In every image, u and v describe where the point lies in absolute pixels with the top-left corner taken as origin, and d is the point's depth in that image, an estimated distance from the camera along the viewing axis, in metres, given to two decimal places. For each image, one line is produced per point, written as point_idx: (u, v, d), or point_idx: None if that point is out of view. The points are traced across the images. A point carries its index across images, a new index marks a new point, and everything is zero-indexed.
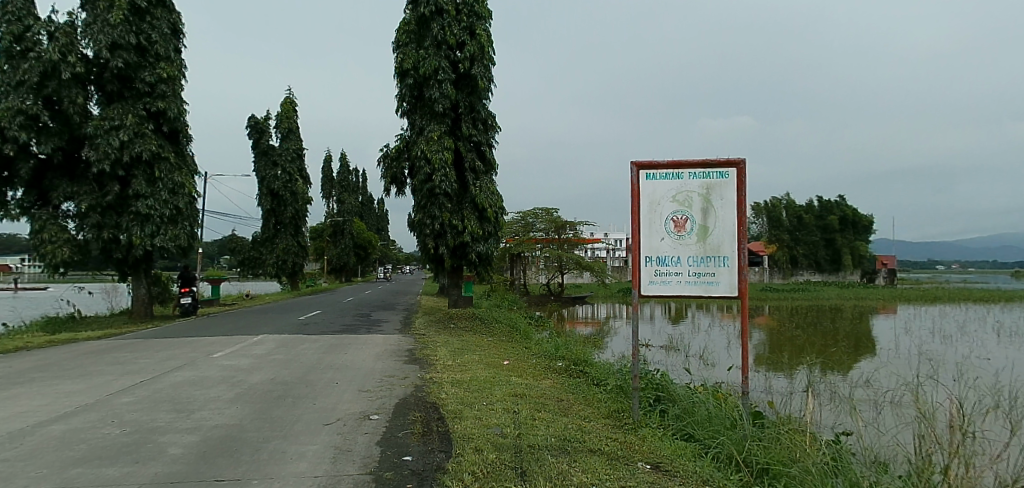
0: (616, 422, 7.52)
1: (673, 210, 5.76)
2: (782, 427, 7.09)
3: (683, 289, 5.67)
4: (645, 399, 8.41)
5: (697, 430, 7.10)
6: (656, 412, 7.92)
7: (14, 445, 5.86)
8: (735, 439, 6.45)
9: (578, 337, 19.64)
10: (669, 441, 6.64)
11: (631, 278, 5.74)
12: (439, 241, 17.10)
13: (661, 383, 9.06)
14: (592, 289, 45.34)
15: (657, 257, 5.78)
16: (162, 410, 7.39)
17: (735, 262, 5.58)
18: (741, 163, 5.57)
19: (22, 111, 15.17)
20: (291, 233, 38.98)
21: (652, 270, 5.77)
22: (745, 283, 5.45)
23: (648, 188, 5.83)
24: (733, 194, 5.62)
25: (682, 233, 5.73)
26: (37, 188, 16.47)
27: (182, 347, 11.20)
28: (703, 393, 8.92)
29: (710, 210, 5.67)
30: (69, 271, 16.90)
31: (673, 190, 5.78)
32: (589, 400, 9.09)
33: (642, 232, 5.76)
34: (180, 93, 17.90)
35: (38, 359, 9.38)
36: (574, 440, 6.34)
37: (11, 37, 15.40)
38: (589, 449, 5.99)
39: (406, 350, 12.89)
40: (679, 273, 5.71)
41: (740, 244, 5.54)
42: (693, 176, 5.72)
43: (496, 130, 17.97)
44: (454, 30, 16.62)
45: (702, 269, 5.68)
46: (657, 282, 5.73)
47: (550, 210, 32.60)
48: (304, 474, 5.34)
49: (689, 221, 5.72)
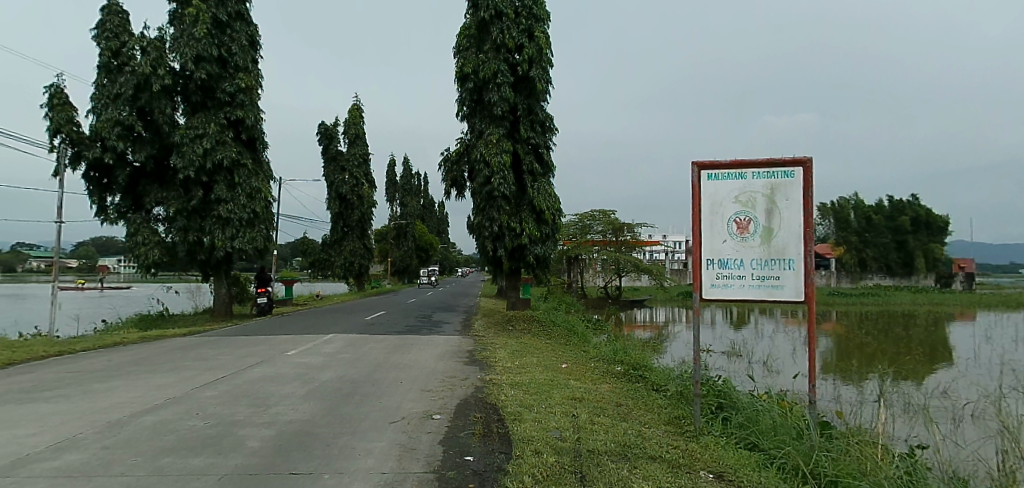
0: (677, 429, 7.33)
1: (736, 211, 5.59)
2: (852, 439, 6.77)
3: (747, 294, 5.50)
4: (707, 406, 8.18)
5: (761, 439, 6.82)
6: (718, 420, 7.70)
7: (112, 434, 6.29)
8: (802, 450, 6.16)
9: (636, 341, 19.24)
10: (732, 450, 6.42)
11: (692, 281, 5.62)
12: (497, 244, 17.24)
13: (723, 390, 8.81)
14: (649, 292, 44.59)
15: (719, 260, 5.62)
16: (241, 404, 7.77)
17: (801, 266, 5.33)
18: (808, 162, 5.35)
19: (119, 122, 16.38)
20: (357, 235, 40.28)
21: (714, 273, 5.63)
22: (812, 288, 5.17)
23: (710, 190, 5.70)
24: (799, 195, 5.38)
25: (745, 235, 5.54)
26: (132, 194, 17.72)
27: (259, 345, 11.75)
28: (769, 401, 8.60)
29: (774, 211, 5.46)
30: (159, 271, 18.02)
31: (736, 191, 5.61)
32: (648, 406, 8.93)
33: (703, 234, 5.64)
34: (258, 101, 18.74)
35: (132, 353, 10.07)
36: (634, 446, 6.24)
37: (109, 53, 16.58)
38: (650, 456, 5.89)
39: (467, 352, 13.02)
40: (743, 276, 5.53)
41: (807, 246, 5.28)
42: (757, 175, 5.53)
43: (554, 132, 17.93)
44: (513, 33, 16.67)
45: (765, 273, 5.47)
46: (719, 286, 5.58)
47: (608, 212, 32.47)
48: (371, 471, 5.48)
49: (753, 223, 5.53)
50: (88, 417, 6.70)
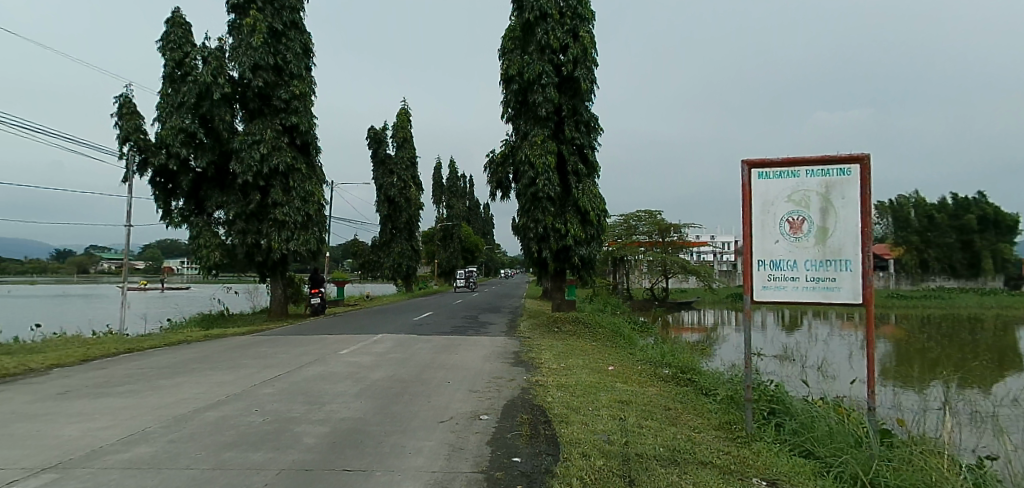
0: (727, 435, 7.12)
1: (789, 211, 5.37)
2: (916, 449, 6.42)
3: (801, 296, 5.23)
4: (758, 412, 7.94)
5: (817, 447, 6.54)
6: (771, 425, 7.44)
7: (177, 428, 6.57)
8: (861, 458, 5.86)
9: (684, 344, 18.84)
10: (787, 458, 6.17)
11: (742, 283, 5.44)
12: (542, 245, 17.19)
13: (775, 395, 8.54)
14: (697, 294, 43.67)
15: (770, 261, 5.40)
16: (297, 401, 8.00)
17: (859, 266, 5.05)
18: (865, 158, 5.10)
19: (182, 129, 17.16)
20: (405, 237, 40.91)
21: (766, 275, 5.40)
22: (870, 290, 4.88)
23: (761, 189, 5.51)
24: (856, 192, 5.13)
25: (799, 235, 5.31)
26: (195, 199, 18.52)
27: (314, 344, 12.09)
28: (825, 407, 8.28)
29: (830, 210, 5.21)
30: (220, 272, 18.76)
31: (788, 190, 5.40)
32: (697, 410, 8.73)
33: (754, 234, 5.45)
34: (311, 108, 19.29)
35: (196, 351, 10.50)
36: (683, 451, 6.10)
37: (173, 63, 17.40)
38: (700, 461, 5.75)
39: (513, 353, 13.04)
40: (796, 278, 5.28)
41: (865, 246, 5.01)
42: (811, 173, 5.30)
43: (599, 132, 17.76)
44: (558, 33, 16.63)
45: (821, 274, 5.20)
46: (771, 288, 5.36)
47: (654, 212, 32.00)
48: (421, 469, 5.54)
49: (807, 222, 5.29)
50: (156, 411, 7.01)
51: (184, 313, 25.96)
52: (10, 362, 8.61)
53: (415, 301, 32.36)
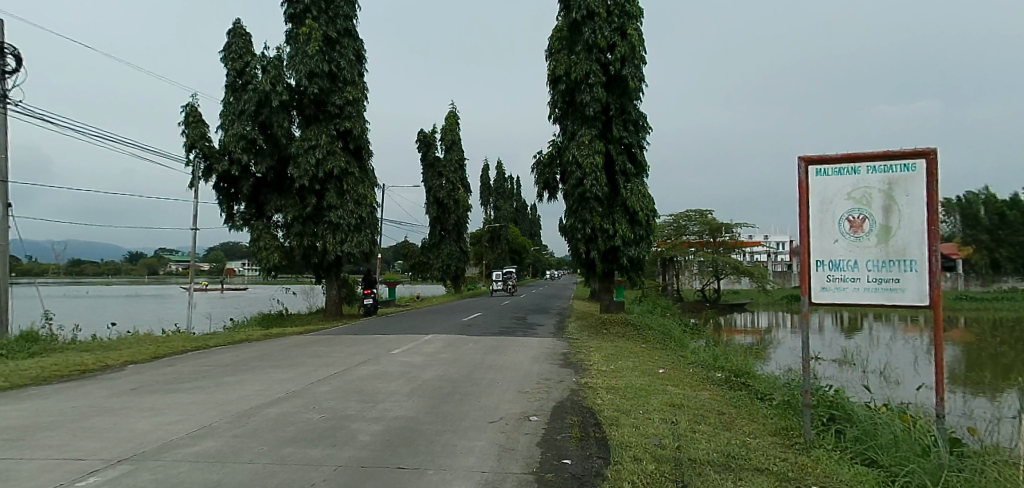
0: (785, 441, 6.86)
1: (848, 209, 5.03)
2: (991, 460, 6.00)
3: (862, 298, 4.90)
4: (817, 418, 7.61)
5: (880, 455, 6.21)
6: (831, 432, 7.12)
7: (241, 424, 6.82)
8: (929, 468, 5.55)
9: (737, 347, 18.32)
10: (848, 466, 5.91)
11: (799, 284, 5.14)
12: (590, 246, 17.04)
13: (835, 401, 8.18)
14: (751, 295, 42.44)
15: (829, 261, 5.08)
16: (352, 399, 8.18)
17: (926, 267, 4.70)
18: (932, 152, 4.72)
19: (243, 136, 17.86)
20: (454, 239, 41.32)
21: (824, 276, 5.09)
22: (938, 292, 4.53)
23: (819, 186, 5.19)
24: (922, 190, 4.75)
25: (860, 235, 4.96)
26: (255, 203, 19.22)
27: (367, 344, 12.36)
28: (889, 414, 7.88)
29: (893, 208, 4.85)
30: (279, 273, 19.41)
31: (848, 187, 5.06)
32: (752, 415, 8.45)
33: (812, 233, 5.12)
34: (363, 112, 19.75)
35: (257, 350, 10.90)
36: (738, 457, 5.91)
37: (235, 73, 18.14)
38: (757, 468, 5.55)
39: (562, 354, 12.98)
40: (858, 279, 4.95)
41: (932, 245, 4.64)
42: (872, 169, 4.94)
43: (647, 131, 17.49)
44: (605, 32, 16.47)
45: (884, 275, 4.86)
46: (830, 289, 5.05)
47: (705, 212, 31.42)
48: (472, 469, 5.56)
49: (869, 221, 4.94)
50: (221, 407, 7.31)
51: (246, 313, 26.99)
52: (88, 358, 9.15)
53: (473, 301, 33.77)
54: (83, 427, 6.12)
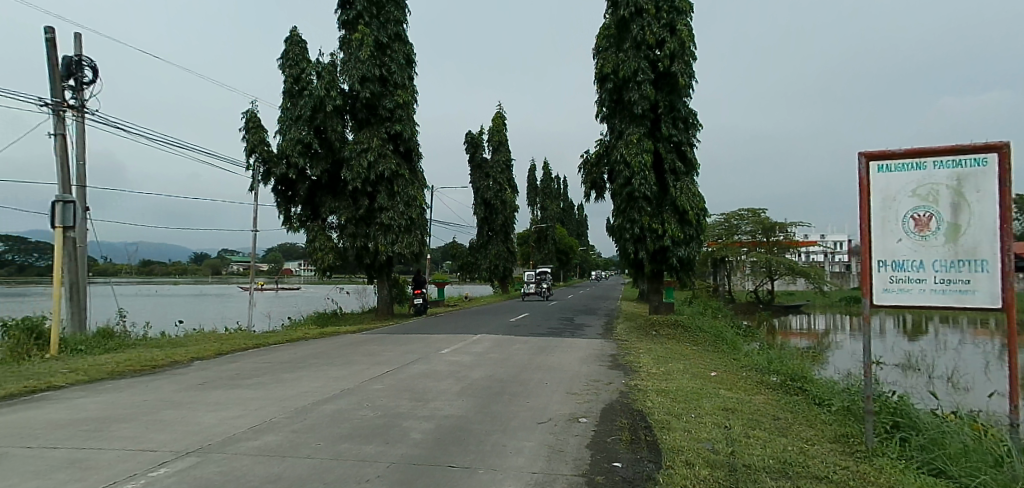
0: (845, 449, 6.55)
1: (913, 206, 4.71)
2: None
3: (929, 300, 4.56)
4: (879, 425, 7.24)
5: (949, 465, 5.85)
6: (895, 439, 6.75)
7: (299, 419, 7.02)
8: (1005, 481, 5.19)
9: (792, 350, 17.68)
10: (914, 476, 5.58)
11: (860, 285, 4.83)
12: (639, 246, 16.76)
13: (899, 408, 7.78)
14: (806, 297, 40.96)
15: (893, 261, 4.77)
16: (404, 397, 8.30)
17: (999, 267, 4.34)
18: (1005, 146, 4.37)
19: (300, 141, 18.44)
20: (501, 239, 41.46)
21: (887, 276, 4.78)
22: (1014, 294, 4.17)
23: (881, 183, 4.88)
24: (994, 186, 4.39)
25: (927, 234, 4.64)
26: (310, 205, 19.77)
27: (418, 343, 12.54)
28: (958, 422, 7.45)
29: (963, 205, 4.51)
30: (333, 274, 19.91)
31: (913, 183, 4.74)
32: (810, 421, 8.12)
33: (873, 231, 4.81)
34: (413, 115, 20.07)
35: (313, 348, 11.21)
36: (796, 464, 5.69)
37: (292, 79, 18.74)
38: (816, 476, 5.33)
39: (610, 356, 12.83)
40: (923, 280, 4.62)
41: (1005, 245, 4.29)
42: (939, 165, 4.61)
43: (698, 128, 17.10)
44: (654, 28, 16.19)
45: (953, 276, 4.52)
46: (894, 291, 4.72)
47: (757, 211, 30.49)
48: (522, 470, 5.54)
49: (936, 219, 4.61)
50: (280, 403, 7.54)
51: (302, 312, 27.82)
52: (158, 354, 9.60)
53: (531, 300, 33.94)
54: (155, 419, 6.42)
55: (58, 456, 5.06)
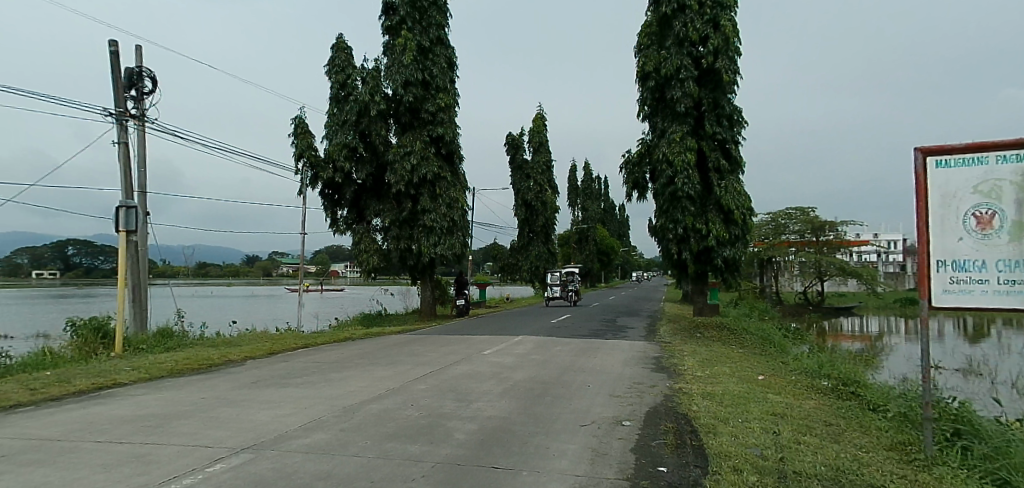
0: (901, 457, 6.25)
1: (975, 203, 4.44)
2: None
3: (993, 303, 4.29)
4: (939, 432, 6.88)
5: (1016, 475, 5.53)
6: (956, 448, 6.42)
7: (347, 418, 7.16)
8: None
9: (844, 353, 17.04)
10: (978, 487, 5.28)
11: (917, 286, 4.58)
12: (683, 246, 16.47)
13: (961, 415, 7.39)
14: (859, 298, 39.43)
15: (953, 261, 4.49)
16: (448, 398, 8.37)
17: None
18: None
19: (345, 145, 18.86)
20: (542, 240, 41.37)
21: (947, 277, 4.51)
22: None
23: (939, 180, 4.61)
24: None
25: (990, 232, 4.37)
26: (356, 208, 20.18)
27: (461, 344, 12.64)
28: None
29: None
30: (378, 275, 20.24)
31: (974, 179, 4.47)
32: (864, 427, 7.80)
33: (931, 231, 4.55)
34: (455, 118, 20.27)
35: (360, 348, 11.43)
36: (850, 472, 5.47)
37: (337, 85, 19.18)
38: (871, 485, 5.11)
39: (654, 358, 12.64)
40: (987, 281, 4.35)
41: None
42: (1004, 159, 4.33)
43: (743, 125, 16.70)
44: (697, 24, 15.89)
45: (1018, 276, 4.27)
46: (954, 292, 4.44)
47: (806, 209, 29.58)
48: (566, 472, 5.50)
49: (1000, 217, 4.33)
50: (328, 401, 7.72)
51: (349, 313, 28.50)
52: (214, 354, 9.95)
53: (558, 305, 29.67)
54: (212, 417, 6.65)
55: (123, 451, 5.29)
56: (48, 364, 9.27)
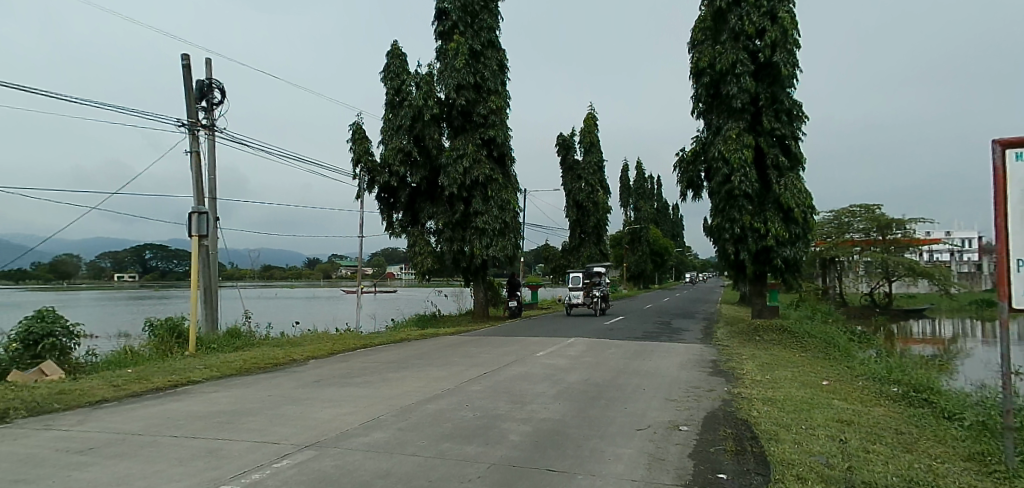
0: (982, 469, 5.85)
1: None
2: None
3: None
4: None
5: None
6: None
7: (405, 417, 7.29)
8: None
9: (916, 358, 16.10)
10: None
11: (998, 288, 4.27)
12: (740, 246, 15.98)
13: None
14: (931, 300, 37.25)
15: None
16: (502, 399, 8.39)
17: None
18: None
19: (400, 150, 19.25)
20: (594, 241, 41.01)
21: None
22: None
23: (1020, 174, 4.27)
24: None
25: None
26: (410, 211, 20.55)
27: (514, 345, 12.65)
28: None
29: None
30: (432, 277, 20.53)
31: None
32: (940, 437, 7.34)
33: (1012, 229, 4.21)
34: (506, 120, 20.35)
35: (416, 349, 11.61)
36: (925, 484, 5.16)
37: (392, 91, 19.60)
38: None
39: (711, 361, 12.31)
40: None
41: None
42: None
43: (803, 120, 16.07)
44: (754, 18, 15.41)
45: None
46: None
47: (872, 207, 28.23)
48: (622, 477, 5.41)
49: None
50: (387, 401, 7.87)
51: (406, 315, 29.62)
52: (280, 353, 10.33)
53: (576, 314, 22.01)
54: (278, 414, 6.89)
55: (197, 446, 5.54)
56: (129, 362, 9.84)
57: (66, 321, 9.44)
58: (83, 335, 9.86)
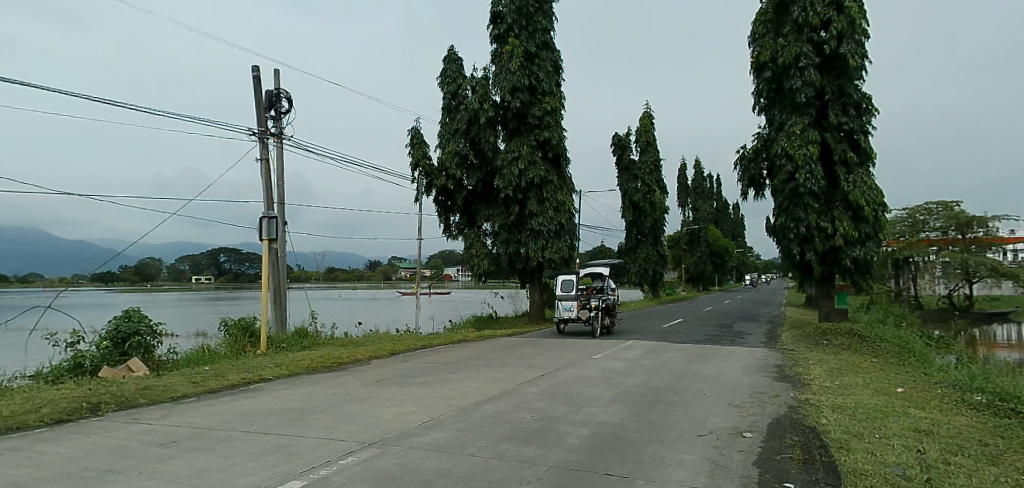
0: None
1: None
2: None
3: None
4: None
5: None
6: None
7: (464, 418, 7.36)
8: None
9: (1001, 365, 14.98)
10: None
11: None
12: (806, 247, 15.35)
13: None
14: (1019, 303, 34.60)
15: None
16: (560, 402, 8.34)
17: None
18: None
19: (457, 153, 19.50)
20: (651, 242, 40.37)
21: None
22: None
23: None
24: None
25: None
26: (467, 214, 20.78)
27: (571, 347, 12.58)
28: None
29: None
30: (488, 279, 20.67)
31: None
32: None
33: None
34: (561, 121, 20.27)
35: (473, 350, 11.70)
36: None
37: (449, 95, 19.91)
38: None
39: (776, 366, 11.85)
40: None
41: None
42: None
43: (873, 113, 15.30)
44: (818, 8, 14.79)
45: None
46: None
47: (950, 204, 26.52)
48: (684, 483, 5.28)
49: None
50: (447, 401, 7.96)
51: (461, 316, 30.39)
52: (343, 353, 10.62)
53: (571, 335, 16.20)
54: (343, 412, 7.10)
55: (269, 441, 5.77)
56: (206, 360, 10.35)
57: (150, 321, 10.01)
58: (164, 333, 10.43)
